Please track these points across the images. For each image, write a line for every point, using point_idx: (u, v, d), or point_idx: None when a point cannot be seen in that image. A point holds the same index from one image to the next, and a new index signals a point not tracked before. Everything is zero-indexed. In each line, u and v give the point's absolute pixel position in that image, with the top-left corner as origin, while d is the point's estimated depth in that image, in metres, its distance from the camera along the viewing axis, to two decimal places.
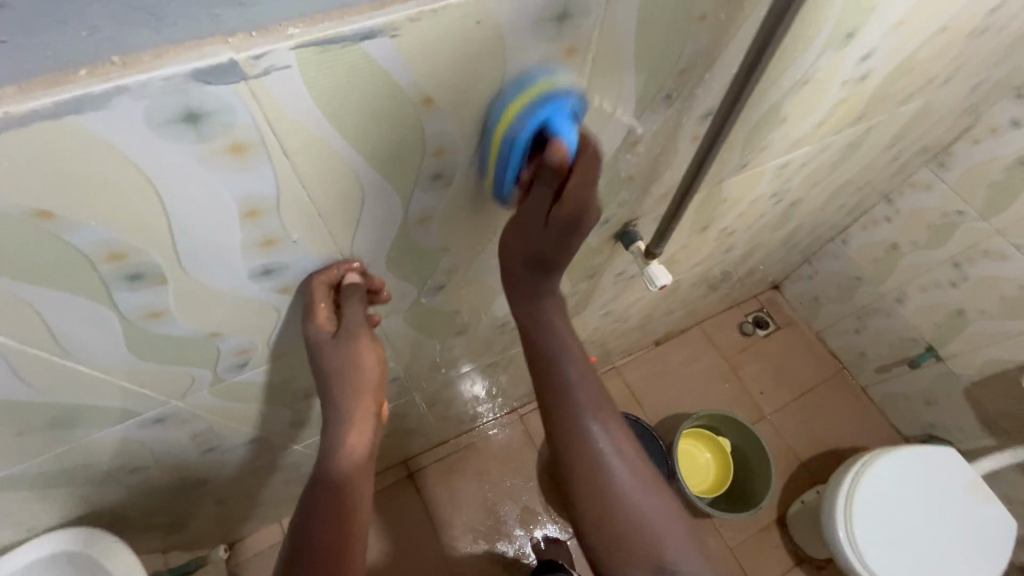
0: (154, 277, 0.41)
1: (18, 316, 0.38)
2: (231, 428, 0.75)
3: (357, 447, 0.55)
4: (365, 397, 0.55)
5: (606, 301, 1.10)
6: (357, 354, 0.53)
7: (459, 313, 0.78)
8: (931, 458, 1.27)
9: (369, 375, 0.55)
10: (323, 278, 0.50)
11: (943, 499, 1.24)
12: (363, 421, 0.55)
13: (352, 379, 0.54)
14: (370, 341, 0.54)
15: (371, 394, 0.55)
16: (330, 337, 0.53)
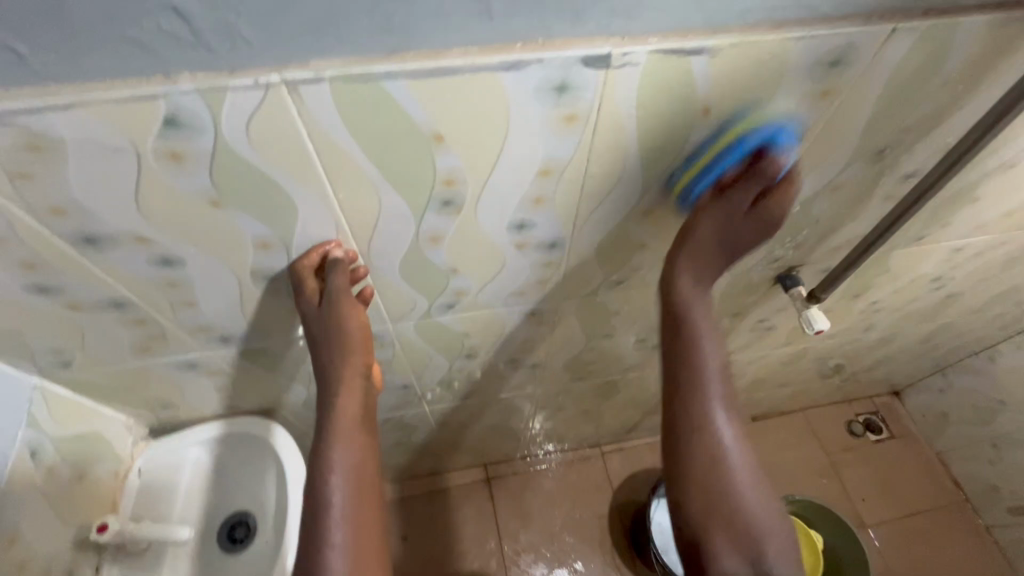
0: (455, 207, 0.54)
1: (365, 215, 0.52)
2: (402, 365, 0.87)
3: (349, 402, 0.58)
4: (352, 357, 0.59)
5: (734, 348, 1.13)
6: (342, 315, 0.56)
7: (615, 315, 0.86)
8: None
9: (352, 340, 0.58)
10: (310, 256, 0.55)
11: None
12: (353, 379, 0.59)
13: (339, 339, 0.58)
14: (352, 307, 0.57)
15: (355, 353, 0.59)
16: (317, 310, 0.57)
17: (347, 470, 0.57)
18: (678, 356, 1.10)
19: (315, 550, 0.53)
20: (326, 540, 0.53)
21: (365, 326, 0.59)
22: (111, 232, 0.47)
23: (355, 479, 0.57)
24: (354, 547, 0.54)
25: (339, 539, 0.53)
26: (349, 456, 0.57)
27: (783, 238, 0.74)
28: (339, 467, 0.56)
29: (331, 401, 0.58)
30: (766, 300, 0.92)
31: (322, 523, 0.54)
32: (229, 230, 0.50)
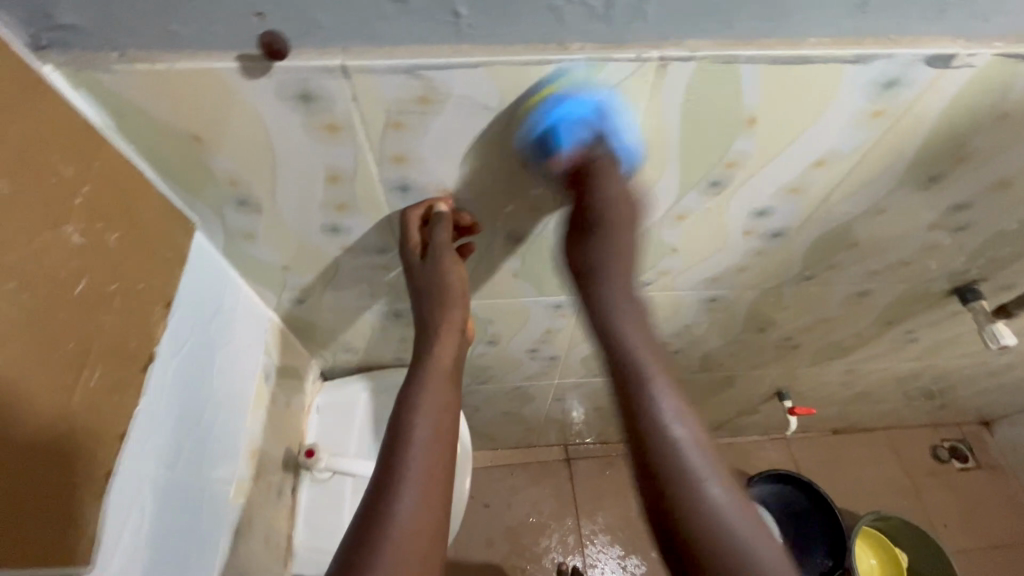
0: (718, 189, 0.57)
1: (638, 189, 0.56)
2: (566, 337, 0.92)
3: (445, 353, 0.60)
4: (451, 309, 0.59)
5: (864, 356, 1.13)
6: (445, 270, 0.56)
7: (781, 310, 0.88)
8: None
9: (454, 295, 0.59)
10: (414, 211, 0.55)
11: None
12: (449, 333, 0.60)
13: (442, 290, 0.58)
14: (453, 263, 0.57)
15: (457, 304, 0.59)
16: (419, 261, 0.58)
17: (433, 413, 0.57)
18: (809, 358, 1.11)
19: (387, 485, 0.53)
20: (402, 476, 0.53)
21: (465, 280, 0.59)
22: (426, 183, 0.52)
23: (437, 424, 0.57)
24: (429, 483, 0.53)
25: (415, 473, 0.53)
26: (437, 401, 0.58)
27: (983, 251, 0.74)
28: (426, 406, 0.57)
29: (428, 352, 0.60)
30: (927, 311, 0.93)
31: (401, 453, 0.54)
32: (516, 191, 0.55)
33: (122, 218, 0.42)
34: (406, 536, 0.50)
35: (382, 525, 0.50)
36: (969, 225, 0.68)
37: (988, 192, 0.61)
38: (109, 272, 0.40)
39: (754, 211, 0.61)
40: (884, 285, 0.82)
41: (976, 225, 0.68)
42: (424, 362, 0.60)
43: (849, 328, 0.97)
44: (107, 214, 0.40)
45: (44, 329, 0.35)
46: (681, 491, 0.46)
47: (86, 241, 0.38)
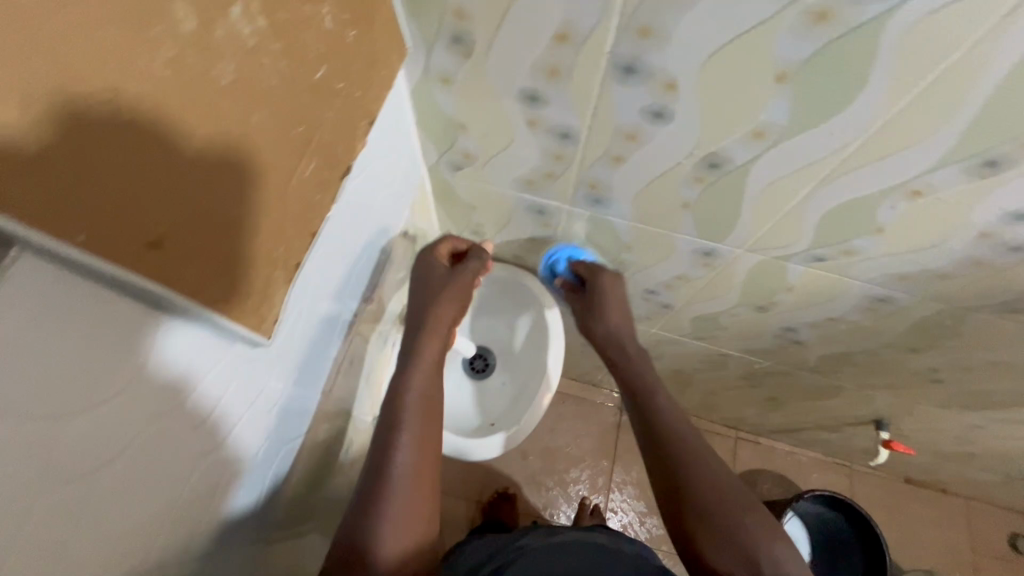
0: (991, 169, 0.47)
1: (895, 143, 0.47)
2: (692, 290, 0.86)
3: (427, 336, 0.72)
4: (446, 309, 0.74)
5: (1005, 416, 1.00)
6: (461, 276, 0.76)
7: (950, 336, 0.77)
8: None
9: (452, 300, 0.74)
10: (446, 245, 0.78)
11: None
12: (441, 327, 0.73)
13: (444, 293, 0.75)
14: (463, 280, 0.76)
15: (456, 297, 0.75)
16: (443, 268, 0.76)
17: (420, 390, 0.67)
18: (941, 398, 0.99)
19: (381, 447, 0.62)
20: (399, 436, 0.63)
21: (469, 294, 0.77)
22: (657, 72, 0.47)
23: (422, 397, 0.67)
24: (420, 446, 0.63)
25: (406, 437, 0.63)
26: (423, 384, 0.68)
27: None
28: (414, 385, 0.67)
29: (417, 345, 0.71)
30: None
31: (396, 424, 0.64)
32: (749, 108, 0.48)
33: (364, 19, 0.41)
34: (405, 482, 0.60)
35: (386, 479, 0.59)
36: None
37: None
38: (344, 70, 0.40)
39: (1016, 209, 0.51)
40: None
41: None
42: (412, 353, 0.71)
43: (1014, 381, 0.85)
44: (354, 8, 0.39)
45: (289, 102, 0.35)
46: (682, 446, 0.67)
47: (333, 30, 0.38)
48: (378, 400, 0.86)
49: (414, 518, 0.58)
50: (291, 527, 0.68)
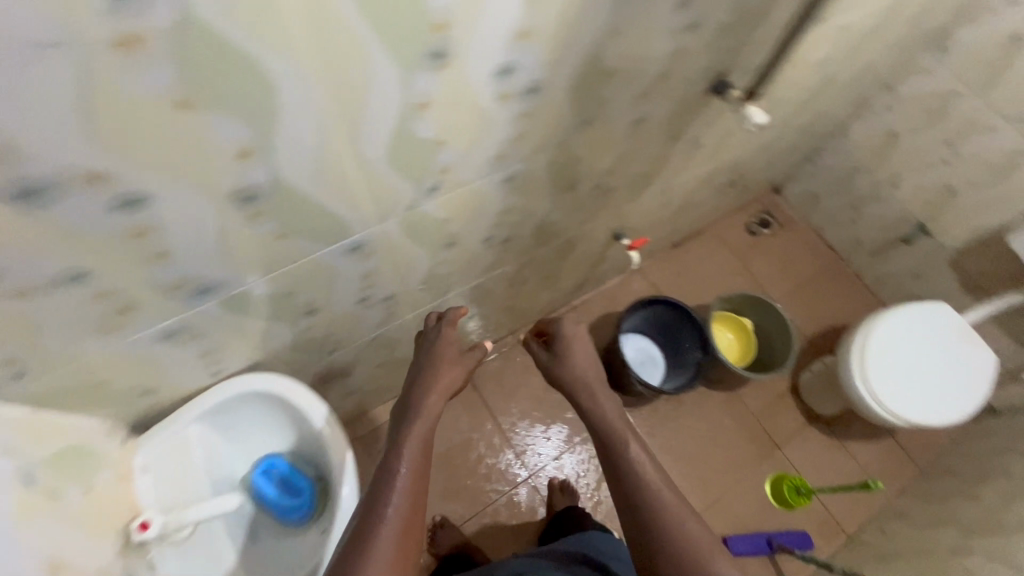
0: (444, 60, 0.49)
1: (350, 89, 0.47)
2: (388, 275, 0.85)
3: (432, 395, 0.85)
4: (431, 396, 0.84)
5: (669, 174, 1.21)
6: (450, 363, 0.90)
7: (577, 162, 0.87)
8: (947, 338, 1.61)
9: (436, 386, 0.86)
10: (441, 313, 0.97)
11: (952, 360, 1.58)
12: (439, 396, 0.85)
13: (447, 364, 0.89)
14: (451, 362, 0.90)
15: (456, 373, 0.89)
16: (449, 351, 0.90)
17: (411, 466, 0.76)
18: (626, 194, 1.16)
19: (390, 462, 0.77)
20: (381, 520, 0.71)
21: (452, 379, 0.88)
22: (53, 172, 0.40)
23: (419, 446, 0.80)
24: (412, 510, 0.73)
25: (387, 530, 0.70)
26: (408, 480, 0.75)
27: (720, 39, 0.76)
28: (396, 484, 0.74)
29: (402, 441, 0.79)
30: (699, 117, 0.98)
31: (377, 509, 0.72)
32: (200, 142, 0.44)
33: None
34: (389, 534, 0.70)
35: (375, 527, 0.70)
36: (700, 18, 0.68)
37: None
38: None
39: (500, 69, 0.55)
40: (656, 104, 0.83)
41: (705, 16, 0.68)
42: (388, 471, 0.76)
43: (646, 154, 1.01)
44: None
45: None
46: (614, 439, 0.87)
47: None
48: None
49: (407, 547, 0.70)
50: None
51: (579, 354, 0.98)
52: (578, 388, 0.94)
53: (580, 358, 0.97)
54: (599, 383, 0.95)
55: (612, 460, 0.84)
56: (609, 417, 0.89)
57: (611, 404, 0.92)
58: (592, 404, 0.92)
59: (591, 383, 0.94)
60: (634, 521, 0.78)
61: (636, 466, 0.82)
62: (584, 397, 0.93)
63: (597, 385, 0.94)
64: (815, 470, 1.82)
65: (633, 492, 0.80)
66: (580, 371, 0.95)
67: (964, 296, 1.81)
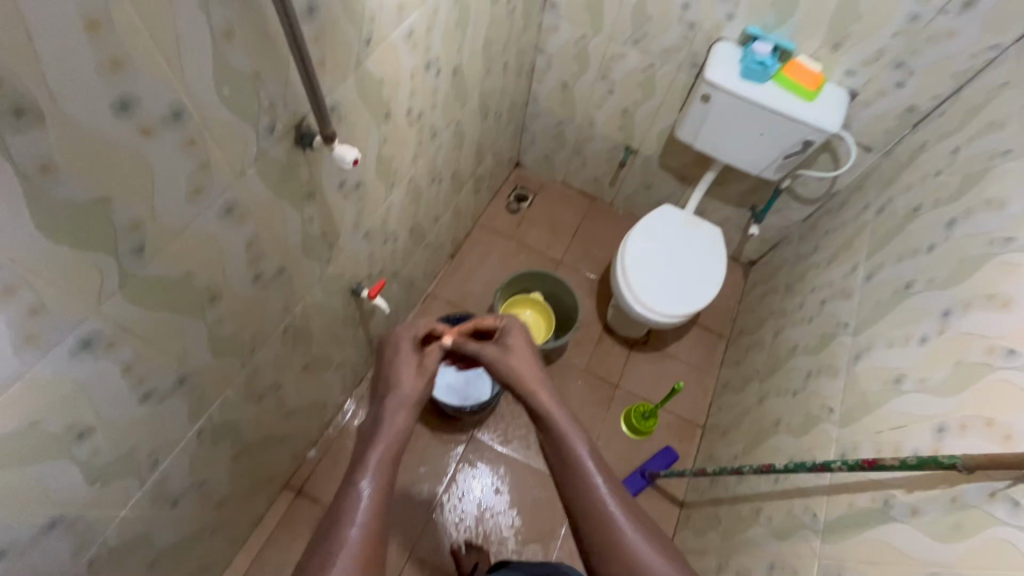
0: None
1: None
2: (11, 512, 0.68)
3: (400, 408, 0.85)
4: (396, 408, 0.85)
5: (354, 220, 1.18)
6: (412, 372, 0.91)
7: (189, 279, 0.78)
8: (685, 229, 1.82)
9: (405, 395, 0.87)
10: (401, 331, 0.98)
11: (693, 247, 1.79)
12: (407, 406, 0.87)
13: (414, 373, 0.91)
14: (413, 372, 0.91)
15: (416, 377, 0.90)
16: (416, 358, 0.94)
17: (375, 472, 0.76)
18: (314, 262, 1.10)
19: (351, 496, 0.74)
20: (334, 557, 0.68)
21: (415, 392, 0.88)
22: None
23: (388, 461, 0.79)
24: (371, 517, 0.72)
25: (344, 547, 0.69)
26: (377, 481, 0.76)
27: (249, 107, 0.72)
28: (366, 485, 0.75)
29: (368, 453, 0.79)
30: (319, 169, 0.95)
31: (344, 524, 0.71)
32: None
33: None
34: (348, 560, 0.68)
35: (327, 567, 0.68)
36: (184, 106, 0.62)
37: (121, 78, 0.54)
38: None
39: None
40: (235, 187, 0.77)
41: (189, 102, 0.63)
42: (355, 482, 0.76)
43: (290, 226, 0.95)
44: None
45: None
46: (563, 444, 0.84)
47: None
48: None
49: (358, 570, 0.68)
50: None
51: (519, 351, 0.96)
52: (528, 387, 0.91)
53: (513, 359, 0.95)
54: (540, 381, 0.92)
55: (568, 478, 0.82)
56: (552, 414, 0.87)
57: (555, 401, 0.89)
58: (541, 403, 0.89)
59: (531, 379, 0.91)
60: (588, 534, 0.78)
61: (584, 468, 0.82)
62: (532, 393, 0.89)
63: (536, 381, 0.91)
64: (654, 390, 1.96)
65: (596, 508, 0.79)
66: (517, 370, 0.93)
67: (686, 187, 2.07)
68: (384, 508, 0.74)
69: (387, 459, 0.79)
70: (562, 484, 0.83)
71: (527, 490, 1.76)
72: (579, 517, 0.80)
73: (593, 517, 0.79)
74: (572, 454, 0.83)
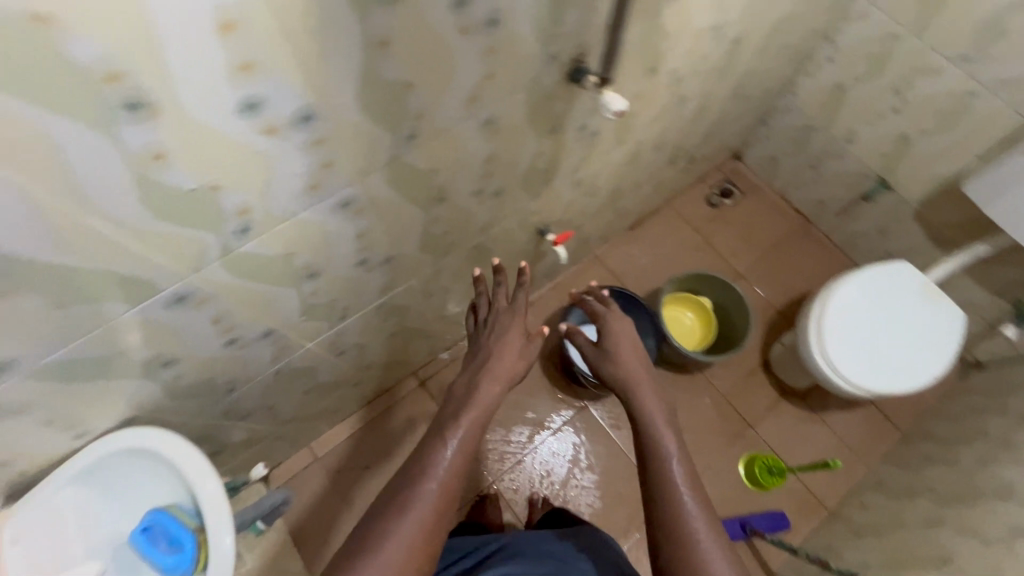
0: (149, 108, 0.45)
1: (39, 158, 0.43)
2: (248, 314, 0.82)
3: (495, 379, 0.84)
4: (490, 378, 0.84)
5: (574, 165, 1.15)
6: (511, 340, 0.89)
7: (432, 174, 0.82)
8: (915, 302, 1.51)
9: (501, 363, 0.86)
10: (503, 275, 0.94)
11: (917, 326, 1.49)
12: (505, 375, 0.86)
13: (513, 344, 0.89)
14: (512, 340, 0.89)
15: (516, 350, 0.88)
16: (516, 322, 0.91)
17: (459, 443, 0.78)
18: (524, 193, 1.11)
19: (438, 451, 0.77)
20: (407, 510, 0.73)
21: (513, 364, 0.87)
22: None
23: (473, 427, 0.80)
24: (446, 483, 0.76)
25: (417, 507, 0.73)
26: (459, 454, 0.78)
27: (549, 29, 0.71)
28: (449, 451, 0.77)
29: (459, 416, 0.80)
30: (573, 106, 0.92)
31: (420, 481, 0.75)
32: None
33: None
34: (422, 517, 0.73)
35: (397, 513, 0.73)
36: (503, 14, 0.63)
37: None
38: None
39: (241, 106, 0.50)
40: (502, 103, 0.78)
41: (508, 11, 0.63)
42: (441, 439, 0.78)
43: (524, 154, 0.95)
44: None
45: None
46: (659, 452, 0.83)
47: None
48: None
49: (428, 531, 0.73)
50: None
51: (620, 345, 0.93)
52: (633, 384, 0.89)
53: (620, 354, 0.92)
54: (643, 376, 0.90)
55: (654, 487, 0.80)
56: (652, 413, 0.86)
57: (657, 400, 0.88)
58: (646, 405, 0.87)
59: (638, 377, 0.89)
60: (664, 549, 0.77)
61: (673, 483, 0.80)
62: (637, 392, 0.88)
63: (642, 380, 0.89)
64: (791, 448, 1.75)
65: (676, 526, 0.78)
66: (615, 366, 0.91)
67: (934, 249, 1.70)
68: (464, 469, 0.78)
69: (474, 427, 0.80)
70: (645, 482, 0.82)
71: (616, 480, 1.73)
72: (657, 527, 0.79)
73: (675, 536, 0.77)
74: (661, 456, 0.82)
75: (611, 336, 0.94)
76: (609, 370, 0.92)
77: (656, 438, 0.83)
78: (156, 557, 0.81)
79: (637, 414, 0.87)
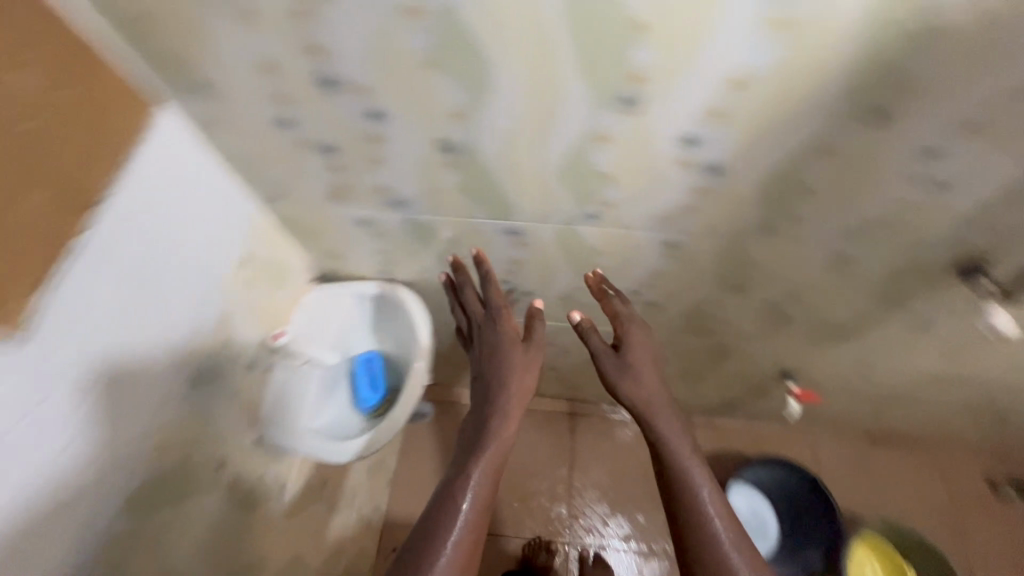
0: (634, 107, 0.56)
1: (547, 103, 0.57)
2: (531, 273, 0.94)
3: (507, 416, 0.79)
4: (513, 409, 0.80)
5: (875, 346, 1.03)
6: (511, 351, 0.83)
7: (753, 267, 0.82)
8: None
9: (522, 392, 0.81)
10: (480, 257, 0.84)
11: None
12: (524, 397, 0.82)
13: (519, 368, 0.82)
14: (513, 349, 0.83)
15: (525, 371, 0.82)
16: (513, 334, 0.84)
17: (474, 496, 0.74)
18: (806, 337, 1.03)
19: (446, 517, 0.72)
20: (427, 558, 0.69)
21: (524, 386, 0.82)
22: (341, 74, 0.57)
23: (491, 469, 0.76)
24: (462, 542, 0.71)
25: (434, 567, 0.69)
26: (473, 522, 0.73)
27: (982, 218, 0.65)
28: (462, 507, 0.73)
29: (474, 463, 0.76)
30: (932, 294, 0.83)
31: (436, 535, 0.71)
32: (432, 98, 0.58)
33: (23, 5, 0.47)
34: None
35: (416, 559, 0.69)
36: (952, 180, 0.60)
37: (959, 134, 0.55)
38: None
39: (686, 136, 0.58)
40: (870, 251, 0.74)
41: (960, 181, 0.60)
42: (461, 485, 0.74)
43: (843, 304, 0.89)
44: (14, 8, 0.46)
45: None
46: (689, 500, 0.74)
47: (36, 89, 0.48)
48: (224, 413, 0.88)
49: None
50: (111, 560, 0.68)
51: (641, 367, 0.82)
52: (653, 411, 0.79)
53: (641, 367, 0.82)
54: (664, 401, 0.80)
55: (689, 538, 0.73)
56: (678, 445, 0.77)
57: (683, 431, 0.79)
58: (671, 438, 0.78)
59: (661, 405, 0.80)
60: None
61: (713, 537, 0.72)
62: (658, 425, 0.78)
63: (665, 408, 0.80)
64: None
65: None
66: (634, 390, 0.80)
67: None
68: (484, 521, 0.74)
69: (491, 465, 0.76)
70: (679, 529, 0.75)
71: None
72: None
73: None
74: (692, 492, 0.75)
75: (630, 354, 0.82)
76: (628, 395, 0.81)
77: (688, 481, 0.75)
78: (369, 398, 1.02)
79: (661, 447, 0.78)
